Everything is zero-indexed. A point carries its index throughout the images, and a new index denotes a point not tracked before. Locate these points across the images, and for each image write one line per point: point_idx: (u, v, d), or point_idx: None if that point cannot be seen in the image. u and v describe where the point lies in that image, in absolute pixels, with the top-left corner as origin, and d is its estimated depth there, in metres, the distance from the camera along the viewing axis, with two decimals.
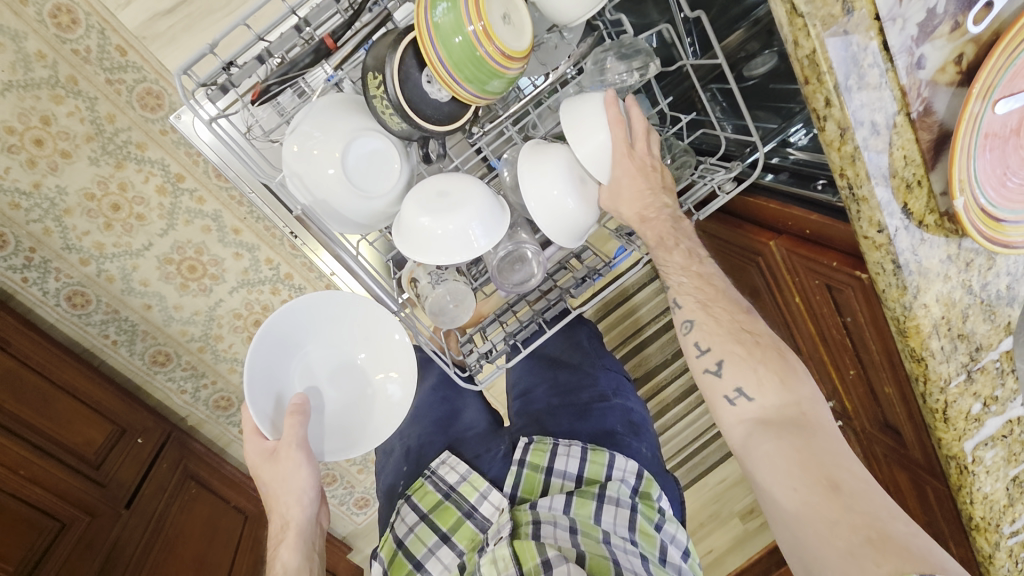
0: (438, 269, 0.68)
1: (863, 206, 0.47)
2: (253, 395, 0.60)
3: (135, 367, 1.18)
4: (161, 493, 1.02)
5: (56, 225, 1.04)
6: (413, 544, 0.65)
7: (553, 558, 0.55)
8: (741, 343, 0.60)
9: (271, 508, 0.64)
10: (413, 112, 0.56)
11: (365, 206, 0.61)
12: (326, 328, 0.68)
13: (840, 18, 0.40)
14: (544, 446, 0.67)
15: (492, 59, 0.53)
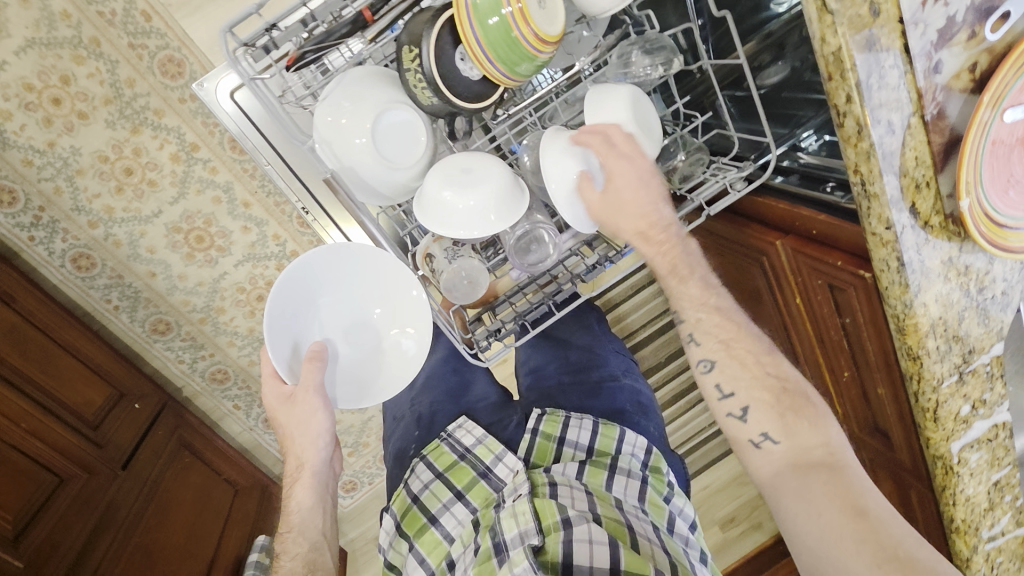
0: (454, 247, 0.69)
1: (873, 203, 0.49)
2: (273, 339, 0.63)
3: (135, 334, 1.19)
4: (155, 459, 1.02)
5: (68, 185, 1.04)
6: (429, 499, 0.71)
7: (573, 517, 0.59)
8: (766, 389, 0.63)
9: (288, 449, 0.73)
10: (445, 87, 0.58)
11: (388, 175, 0.62)
12: (343, 279, 0.69)
13: (867, 19, 0.42)
14: (557, 419, 0.74)
15: (526, 41, 0.55)
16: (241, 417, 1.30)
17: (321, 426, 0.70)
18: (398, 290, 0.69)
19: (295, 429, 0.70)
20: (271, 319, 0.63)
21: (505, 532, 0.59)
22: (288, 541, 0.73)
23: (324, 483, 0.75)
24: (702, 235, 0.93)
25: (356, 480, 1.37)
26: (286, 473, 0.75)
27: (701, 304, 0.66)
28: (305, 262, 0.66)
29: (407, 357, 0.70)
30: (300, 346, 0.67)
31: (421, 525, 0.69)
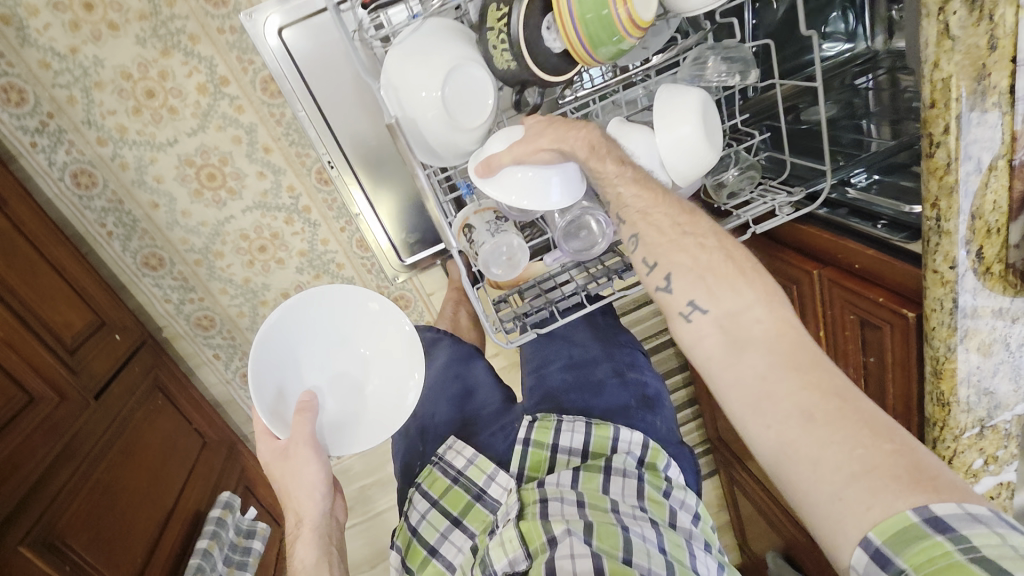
0: (497, 221, 0.68)
1: (944, 239, 0.49)
2: (259, 390, 0.63)
3: (125, 264, 1.13)
4: (128, 395, 0.96)
5: (83, 96, 0.98)
6: (426, 531, 0.67)
7: (559, 535, 0.55)
8: (686, 252, 0.57)
9: (286, 503, 0.68)
10: (528, 53, 0.56)
11: (449, 135, 0.60)
12: (329, 329, 0.71)
13: (984, 51, 0.41)
14: (549, 424, 0.68)
15: (619, 21, 0.54)
16: (219, 368, 1.25)
17: (316, 473, 0.65)
18: (380, 326, 0.73)
19: (288, 481, 0.65)
20: (257, 366, 0.64)
21: (495, 562, 0.57)
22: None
23: (327, 534, 0.68)
24: None
25: None
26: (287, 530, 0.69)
27: (619, 176, 0.60)
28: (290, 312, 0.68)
29: (397, 390, 0.72)
30: (287, 390, 0.67)
31: (422, 558, 0.65)
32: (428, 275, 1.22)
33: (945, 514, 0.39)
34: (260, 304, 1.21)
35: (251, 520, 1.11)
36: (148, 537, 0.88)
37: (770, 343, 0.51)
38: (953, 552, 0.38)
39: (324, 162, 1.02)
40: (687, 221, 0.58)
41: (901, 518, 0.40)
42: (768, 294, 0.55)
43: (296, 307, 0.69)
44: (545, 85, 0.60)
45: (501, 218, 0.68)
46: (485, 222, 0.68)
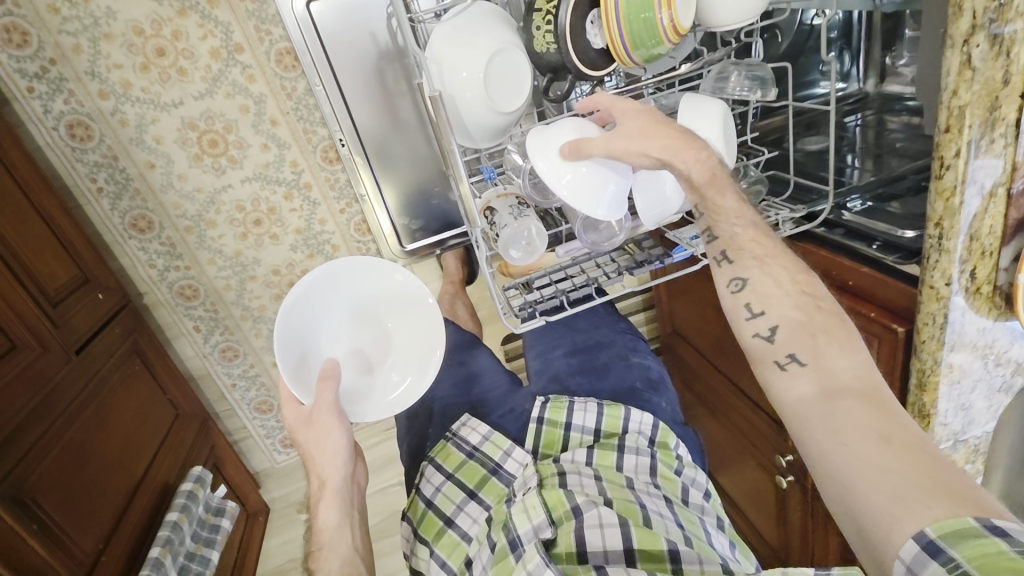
0: (519, 207, 0.70)
1: (943, 257, 0.53)
2: (285, 351, 0.68)
3: (112, 224, 1.09)
4: (107, 356, 0.93)
5: (90, 46, 0.95)
6: (442, 501, 0.74)
7: (582, 504, 0.65)
8: (800, 309, 0.58)
9: (309, 468, 0.70)
10: (570, 41, 0.58)
11: (484, 116, 0.62)
12: (351, 300, 0.76)
13: (998, 84, 0.45)
14: (561, 404, 0.79)
15: (662, 24, 0.56)
16: (197, 341, 1.21)
17: (340, 439, 0.69)
18: (403, 303, 0.78)
19: (314, 447, 0.68)
20: (284, 332, 0.69)
21: (518, 527, 0.64)
22: (320, 561, 0.66)
23: (349, 498, 0.71)
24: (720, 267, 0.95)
25: None
26: (309, 495, 0.71)
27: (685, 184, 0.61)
28: (314, 284, 0.72)
29: (416, 359, 0.77)
30: (310, 357, 0.72)
31: (437, 529, 0.72)
32: (423, 264, 1.23)
33: (1007, 526, 0.40)
34: (248, 278, 1.19)
35: (220, 498, 1.08)
36: (113, 507, 0.85)
37: (864, 395, 0.51)
38: (1007, 550, 0.39)
39: (337, 139, 1.06)
40: (805, 278, 0.60)
41: (962, 521, 0.41)
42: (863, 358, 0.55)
43: (323, 278, 0.73)
44: (580, 78, 0.62)
45: (523, 204, 0.70)
46: (508, 206, 0.70)
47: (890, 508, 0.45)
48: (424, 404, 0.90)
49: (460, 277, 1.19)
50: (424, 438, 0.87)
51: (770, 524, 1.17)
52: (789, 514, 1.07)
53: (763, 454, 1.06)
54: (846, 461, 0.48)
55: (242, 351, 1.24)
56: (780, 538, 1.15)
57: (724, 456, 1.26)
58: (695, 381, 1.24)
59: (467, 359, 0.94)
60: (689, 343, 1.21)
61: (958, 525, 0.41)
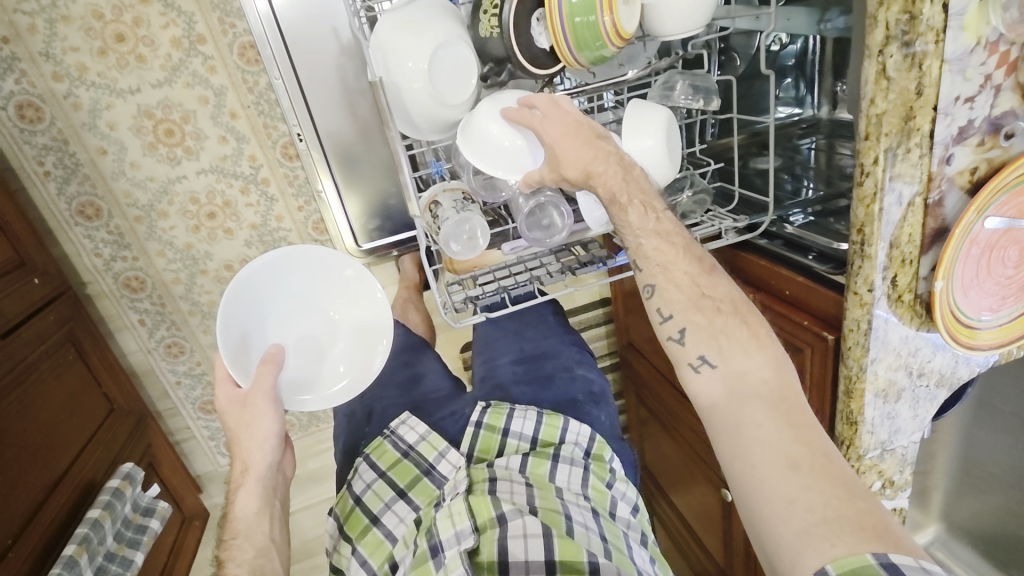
0: (464, 201, 0.70)
1: (865, 263, 0.54)
2: (225, 334, 0.65)
3: (57, 209, 1.06)
4: (37, 343, 0.90)
5: (46, 27, 0.94)
6: (370, 499, 0.73)
7: (508, 512, 0.63)
8: (701, 312, 0.61)
9: (234, 452, 0.68)
10: (512, 29, 0.59)
11: (433, 109, 0.62)
12: (298, 284, 0.73)
13: (913, 95, 0.47)
14: (502, 411, 0.78)
15: (604, 28, 0.58)
16: (142, 335, 1.18)
17: (271, 426, 0.67)
18: (353, 292, 0.75)
19: (244, 430, 0.66)
20: (226, 310, 0.66)
21: (441, 533, 0.63)
22: (232, 548, 0.65)
23: (271, 487, 0.68)
24: None
25: None
26: (232, 478, 0.69)
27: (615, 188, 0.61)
28: (263, 264, 0.70)
29: (361, 355, 0.75)
30: (252, 340, 0.69)
31: (363, 527, 0.71)
32: (382, 267, 1.22)
33: (900, 563, 0.45)
34: (199, 272, 1.16)
35: (151, 497, 1.04)
36: (30, 501, 0.81)
37: (774, 402, 0.56)
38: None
39: (295, 135, 1.04)
40: (706, 282, 0.62)
41: (860, 558, 0.45)
42: (778, 359, 0.59)
43: (274, 261, 0.71)
44: (526, 74, 0.63)
45: (469, 200, 0.71)
46: (453, 199, 0.70)
47: (797, 538, 0.49)
48: (366, 408, 0.88)
49: (417, 282, 1.18)
50: (362, 439, 0.85)
51: (718, 544, 1.16)
52: (734, 533, 1.08)
53: (712, 468, 1.08)
54: (757, 486, 0.53)
55: (189, 347, 1.21)
56: (725, 556, 1.15)
57: (677, 475, 1.26)
58: (653, 398, 1.26)
59: (413, 361, 0.92)
60: (647, 358, 1.24)
61: (857, 563, 0.45)
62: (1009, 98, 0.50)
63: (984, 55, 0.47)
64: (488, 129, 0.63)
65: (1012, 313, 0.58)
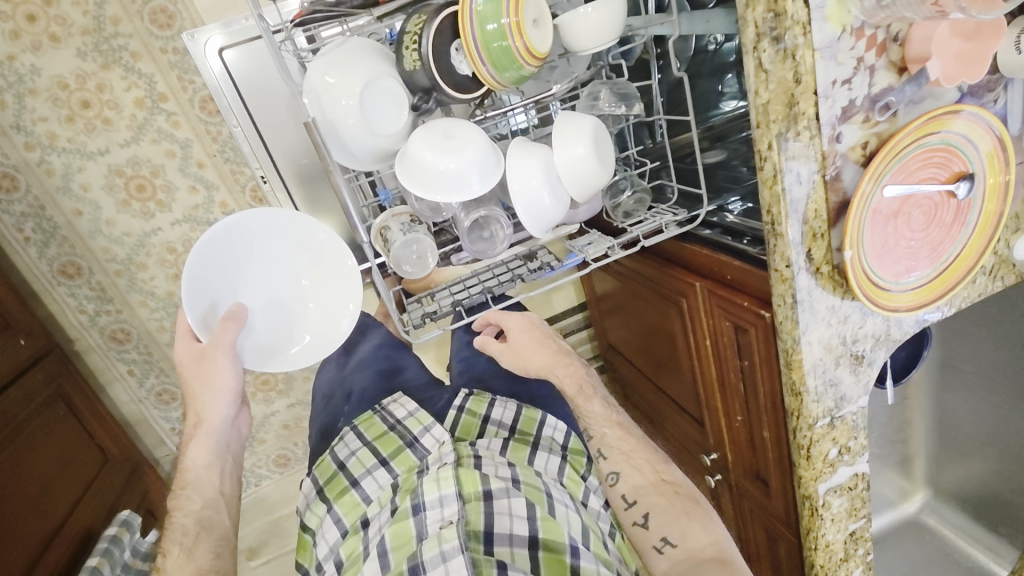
0: (411, 224, 0.75)
1: (779, 241, 0.59)
2: (190, 295, 0.64)
3: (40, 272, 1.11)
4: (27, 402, 0.93)
5: (15, 101, 1.00)
6: (354, 465, 0.73)
7: (495, 489, 0.63)
8: (662, 494, 0.68)
9: (190, 405, 0.71)
10: (434, 63, 0.65)
11: (369, 141, 0.68)
12: (270, 247, 0.71)
13: (792, 83, 0.52)
14: (483, 399, 0.81)
15: (517, 51, 0.63)
16: (132, 385, 1.21)
17: (230, 383, 0.69)
18: (326, 259, 0.73)
19: (199, 385, 0.68)
20: (191, 273, 0.64)
21: (426, 493, 0.62)
22: (181, 499, 0.70)
23: (224, 442, 0.72)
24: (635, 277, 1.03)
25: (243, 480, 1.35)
26: (186, 430, 0.73)
27: None
28: (228, 230, 0.67)
29: (330, 323, 0.73)
30: (219, 303, 0.68)
31: (342, 488, 0.71)
32: None
33: None
34: None
35: (150, 543, 1.06)
36: (28, 553, 0.84)
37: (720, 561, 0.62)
38: None
39: (258, 177, 1.08)
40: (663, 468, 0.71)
41: None
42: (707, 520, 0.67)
43: (240, 226, 0.68)
44: (453, 100, 0.68)
45: (416, 222, 0.75)
46: (400, 223, 0.75)
47: None
48: None
49: None
50: None
51: None
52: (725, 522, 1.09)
53: (694, 455, 1.11)
54: None
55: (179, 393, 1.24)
56: None
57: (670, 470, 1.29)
58: (639, 398, 1.28)
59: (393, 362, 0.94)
60: (626, 358, 1.27)
61: None
62: (885, 76, 0.53)
63: (852, 41, 0.51)
64: (422, 154, 0.67)
65: (930, 274, 0.63)
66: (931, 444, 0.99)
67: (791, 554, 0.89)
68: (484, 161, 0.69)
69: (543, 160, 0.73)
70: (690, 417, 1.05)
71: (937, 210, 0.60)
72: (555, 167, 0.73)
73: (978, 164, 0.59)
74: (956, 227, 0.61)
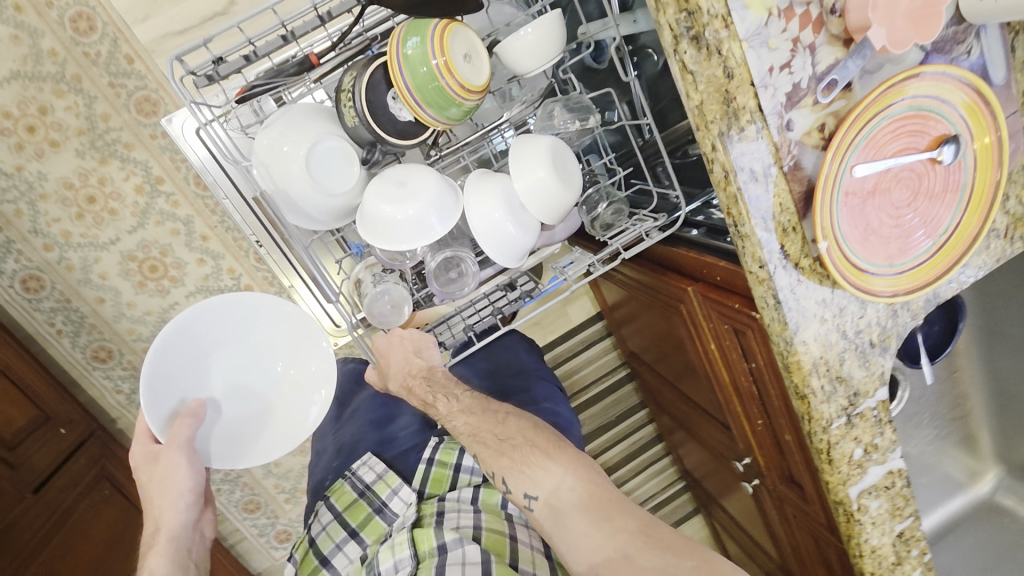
0: (381, 273, 0.77)
1: (746, 242, 0.55)
2: (151, 395, 0.64)
3: (75, 360, 1.18)
4: (71, 487, 1.04)
5: (29, 208, 1.07)
6: (323, 540, 0.79)
7: (449, 542, 0.67)
8: (510, 457, 0.64)
9: (147, 512, 0.68)
10: (374, 120, 0.65)
11: (323, 201, 0.69)
12: (235, 337, 0.71)
13: (723, 79, 0.49)
14: (452, 448, 0.83)
15: (452, 89, 0.62)
16: None
17: (187, 482, 0.66)
18: (295, 340, 0.73)
19: (156, 487, 0.66)
20: (152, 374, 0.65)
21: (384, 562, 0.68)
22: None
23: (184, 549, 0.66)
24: (636, 285, 1.00)
25: (292, 530, 1.39)
26: (144, 545, 0.68)
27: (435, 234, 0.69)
28: (189, 329, 0.68)
29: (302, 404, 0.72)
30: (185, 398, 0.68)
31: (313, 566, 0.78)
32: None
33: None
34: None
35: None
36: None
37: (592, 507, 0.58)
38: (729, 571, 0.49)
39: (252, 243, 1.04)
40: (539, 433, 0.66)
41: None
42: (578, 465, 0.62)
43: (202, 318, 0.69)
44: (397, 147, 0.68)
45: (387, 270, 0.77)
46: (372, 274, 0.78)
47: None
48: None
49: None
50: None
51: (767, 539, 1.10)
52: (775, 527, 1.02)
53: (728, 459, 1.06)
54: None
55: None
56: (776, 549, 1.08)
57: (711, 472, 1.23)
58: (670, 405, 1.23)
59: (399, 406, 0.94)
60: (649, 365, 1.23)
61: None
62: (830, 52, 0.49)
63: (782, 22, 0.48)
64: (379, 206, 0.66)
65: (931, 249, 0.58)
66: (994, 418, 0.90)
67: (842, 559, 0.82)
68: (442, 202, 0.68)
69: (503, 189, 0.70)
70: (718, 422, 1.00)
71: (922, 180, 0.55)
72: (518, 192, 0.71)
73: (960, 123, 0.54)
74: (946, 195, 0.56)
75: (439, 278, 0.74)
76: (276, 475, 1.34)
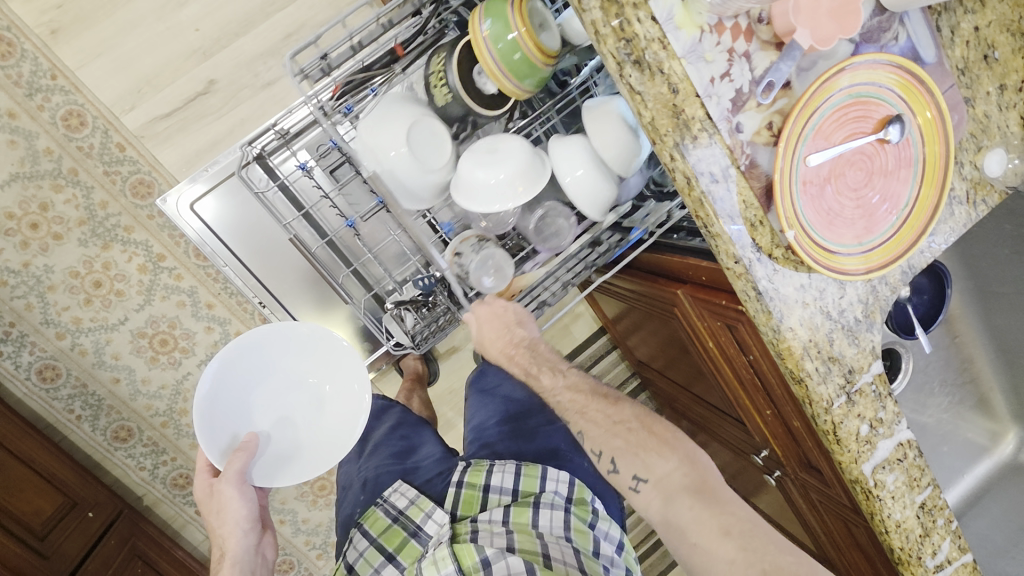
0: (479, 242, 0.77)
1: (719, 240, 0.57)
2: (206, 433, 0.68)
3: (97, 443, 1.20)
4: (104, 569, 1.04)
5: (39, 300, 1.11)
6: (362, 566, 0.76)
7: (492, 555, 0.67)
8: (619, 436, 0.69)
9: (214, 540, 0.70)
10: (466, 97, 0.70)
11: (423, 178, 0.71)
12: (275, 370, 0.75)
13: (669, 95, 0.53)
14: (481, 467, 0.80)
15: (533, 56, 0.64)
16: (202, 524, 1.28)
17: (242, 509, 0.68)
18: (330, 361, 0.76)
19: (215, 517, 0.68)
20: (204, 413, 0.69)
21: None
22: None
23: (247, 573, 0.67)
24: (631, 295, 1.02)
25: None
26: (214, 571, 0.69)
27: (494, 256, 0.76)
28: (230, 366, 0.71)
29: (345, 419, 0.75)
30: (236, 434, 0.71)
31: None
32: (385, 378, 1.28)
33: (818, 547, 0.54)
34: None
35: None
36: None
37: (695, 491, 0.63)
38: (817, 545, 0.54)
39: (255, 303, 1.07)
40: (613, 411, 0.71)
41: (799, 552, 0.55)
42: (689, 457, 0.66)
43: (241, 356, 0.72)
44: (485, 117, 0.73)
45: (483, 239, 0.77)
46: (470, 246, 0.76)
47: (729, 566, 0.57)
48: None
49: (419, 374, 1.18)
50: None
51: (803, 532, 1.08)
52: (806, 517, 1.01)
53: (747, 453, 1.06)
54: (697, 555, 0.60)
55: None
56: (813, 542, 1.06)
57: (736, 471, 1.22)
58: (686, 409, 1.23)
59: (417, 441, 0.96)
60: (658, 371, 1.24)
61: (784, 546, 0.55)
62: (764, 57, 0.53)
63: (715, 37, 0.52)
64: (470, 173, 0.67)
65: (896, 223, 0.60)
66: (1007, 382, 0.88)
67: (872, 539, 0.82)
68: (531, 166, 0.68)
69: (581, 148, 0.70)
70: (731, 418, 1.01)
71: (873, 160, 0.58)
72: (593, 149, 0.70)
73: (899, 103, 0.57)
74: (900, 171, 0.59)
75: (537, 235, 0.77)
76: (305, 531, 1.35)
